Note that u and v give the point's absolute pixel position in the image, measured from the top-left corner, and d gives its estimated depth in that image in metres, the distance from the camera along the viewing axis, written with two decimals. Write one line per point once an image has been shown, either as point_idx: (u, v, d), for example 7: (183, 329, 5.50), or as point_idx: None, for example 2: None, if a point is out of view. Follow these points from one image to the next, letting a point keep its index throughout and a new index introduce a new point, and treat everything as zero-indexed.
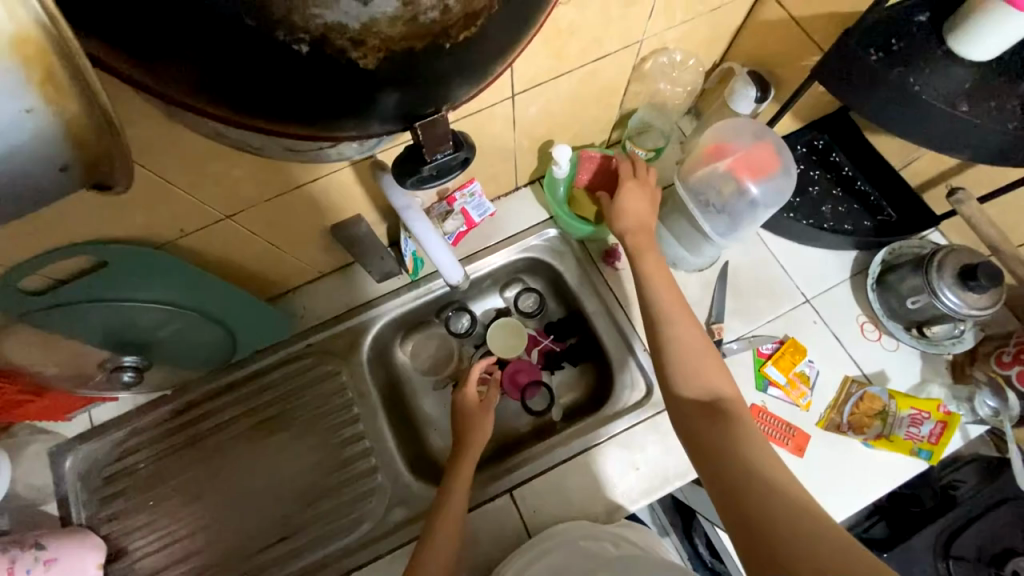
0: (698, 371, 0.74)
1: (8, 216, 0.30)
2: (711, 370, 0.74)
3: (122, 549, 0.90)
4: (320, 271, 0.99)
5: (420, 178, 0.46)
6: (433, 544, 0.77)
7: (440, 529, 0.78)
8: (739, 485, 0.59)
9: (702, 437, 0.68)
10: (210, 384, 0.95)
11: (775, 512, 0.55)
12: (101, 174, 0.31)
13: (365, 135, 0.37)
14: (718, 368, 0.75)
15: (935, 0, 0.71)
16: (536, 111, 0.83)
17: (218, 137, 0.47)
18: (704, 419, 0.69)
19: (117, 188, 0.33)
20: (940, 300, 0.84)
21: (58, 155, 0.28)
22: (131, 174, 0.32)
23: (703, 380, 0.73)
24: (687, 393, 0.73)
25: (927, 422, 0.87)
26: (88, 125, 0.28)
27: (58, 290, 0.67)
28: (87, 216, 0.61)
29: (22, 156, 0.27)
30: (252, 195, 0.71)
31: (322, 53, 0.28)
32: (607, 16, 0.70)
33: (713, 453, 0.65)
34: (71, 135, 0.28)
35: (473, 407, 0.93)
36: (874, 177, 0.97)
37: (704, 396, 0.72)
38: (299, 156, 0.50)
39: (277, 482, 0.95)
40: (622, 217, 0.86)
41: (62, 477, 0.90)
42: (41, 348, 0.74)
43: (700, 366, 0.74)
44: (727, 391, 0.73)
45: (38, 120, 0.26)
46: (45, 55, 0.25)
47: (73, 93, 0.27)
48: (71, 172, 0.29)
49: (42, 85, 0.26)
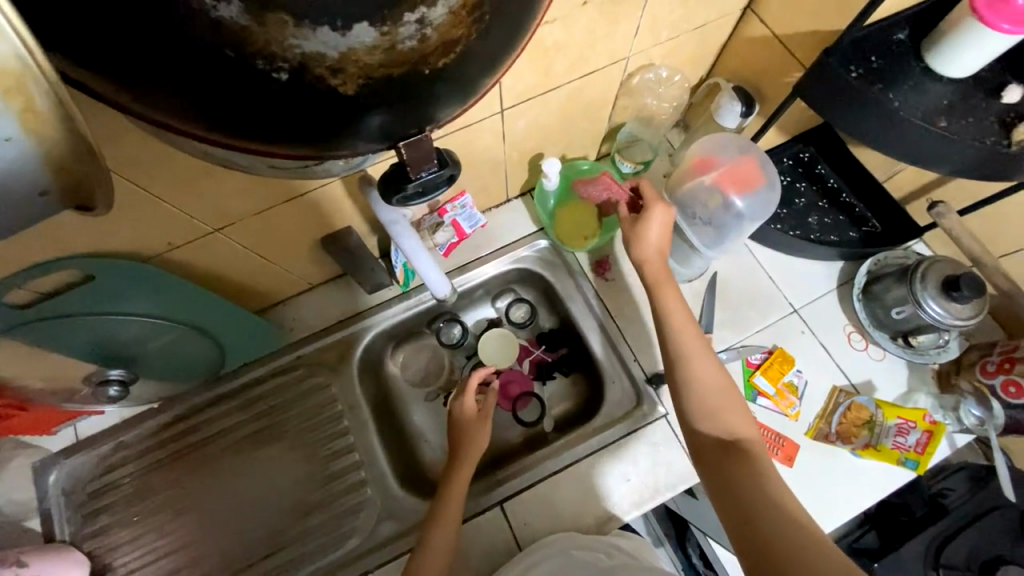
0: (716, 410, 0.73)
1: None
2: (728, 408, 0.73)
3: (107, 566, 0.89)
4: (310, 282, 0.99)
5: (406, 196, 0.46)
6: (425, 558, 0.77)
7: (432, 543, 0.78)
8: (755, 528, 0.60)
9: (720, 477, 0.67)
10: (199, 397, 0.94)
11: (792, 557, 0.55)
12: (82, 197, 0.32)
13: (348, 155, 0.38)
14: (737, 405, 0.74)
15: (912, 19, 0.73)
16: (525, 125, 0.84)
17: (202, 155, 0.46)
18: (722, 457, 0.69)
19: (97, 209, 0.33)
20: (925, 310, 0.85)
21: (39, 182, 0.28)
22: (108, 197, 0.33)
23: (722, 418, 0.72)
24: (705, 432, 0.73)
25: (915, 431, 0.89)
26: (67, 150, 0.28)
27: (43, 304, 0.67)
28: (75, 232, 0.61)
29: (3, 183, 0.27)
30: (241, 209, 0.71)
31: (301, 81, 0.28)
32: (593, 34, 0.71)
33: (731, 494, 0.64)
34: (50, 160, 0.28)
35: (471, 417, 0.91)
36: (859, 189, 0.99)
37: (722, 434, 0.71)
38: (285, 172, 0.50)
39: (265, 496, 0.94)
40: (642, 245, 0.83)
41: (45, 493, 0.89)
42: (25, 362, 0.73)
43: (719, 404, 0.73)
44: (745, 427, 0.72)
45: (18, 148, 0.26)
46: (24, 84, 0.25)
47: (52, 119, 0.27)
48: (54, 198, 0.30)
49: (21, 115, 0.26)
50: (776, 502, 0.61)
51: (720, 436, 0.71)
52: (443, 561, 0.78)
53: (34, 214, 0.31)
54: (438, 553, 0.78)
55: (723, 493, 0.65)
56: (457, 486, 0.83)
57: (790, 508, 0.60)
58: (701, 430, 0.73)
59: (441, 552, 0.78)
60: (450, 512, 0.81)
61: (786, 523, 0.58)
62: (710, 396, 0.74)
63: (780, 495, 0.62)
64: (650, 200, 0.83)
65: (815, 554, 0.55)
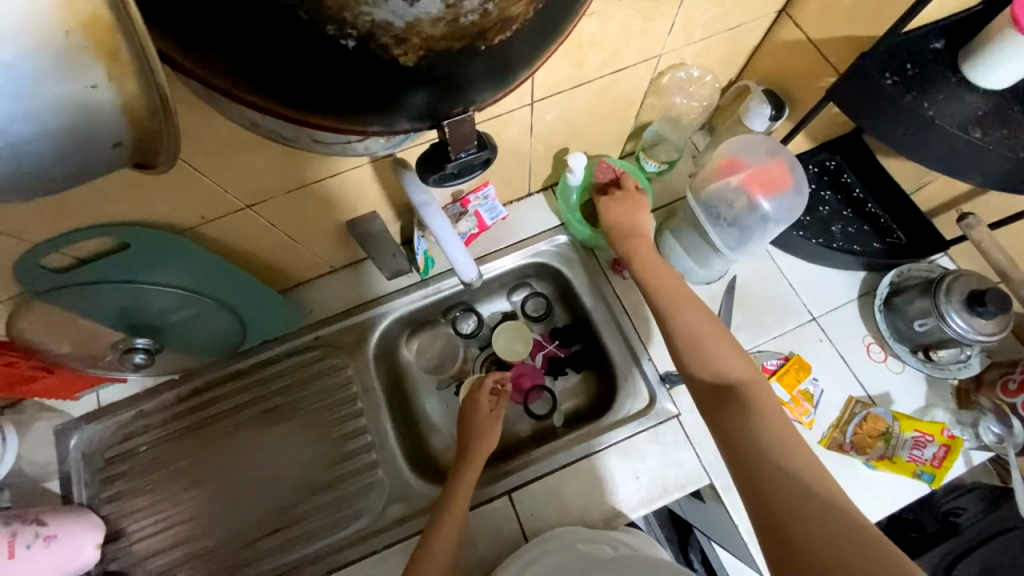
0: (711, 356, 0.74)
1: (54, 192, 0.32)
2: (721, 353, 0.74)
3: (120, 531, 0.91)
4: (331, 266, 1.00)
5: (443, 175, 0.47)
6: (436, 538, 0.79)
7: (444, 525, 0.79)
8: (752, 469, 0.60)
9: (718, 420, 0.68)
10: (218, 370, 0.96)
11: (789, 498, 0.56)
12: (147, 153, 0.33)
13: (392, 132, 0.39)
14: (731, 350, 0.75)
15: (952, 28, 0.72)
16: (554, 117, 0.84)
17: (251, 126, 0.48)
18: (716, 401, 0.69)
19: (158, 167, 0.35)
20: (948, 324, 0.84)
21: (113, 131, 0.30)
22: (173, 157, 0.34)
23: (712, 361, 0.73)
24: (702, 374, 0.73)
25: (931, 445, 0.87)
26: (142, 103, 0.30)
27: (79, 269, 0.69)
28: (117, 197, 0.63)
29: (78, 132, 0.29)
30: (272, 187, 0.72)
31: (367, 49, 0.29)
32: (628, 29, 0.71)
33: (727, 435, 0.65)
34: (126, 112, 0.30)
35: (484, 416, 0.92)
36: (886, 200, 0.98)
37: (715, 378, 0.72)
38: (326, 147, 0.51)
39: (277, 472, 0.95)
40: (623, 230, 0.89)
41: (66, 456, 0.91)
42: (57, 324, 0.75)
43: (709, 349, 0.75)
44: (741, 371, 0.72)
45: (101, 96, 0.28)
46: (112, 30, 0.27)
47: (133, 71, 0.29)
48: (125, 149, 0.32)
49: (108, 62, 0.28)
50: (771, 443, 0.61)
51: (715, 379, 0.72)
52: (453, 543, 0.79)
53: (102, 166, 0.32)
54: (447, 535, 0.79)
55: (720, 434, 0.66)
56: (470, 471, 0.85)
57: (787, 449, 0.60)
58: (696, 376, 0.74)
59: (451, 533, 0.79)
60: (460, 497, 0.82)
61: (781, 460, 0.59)
62: (701, 342, 0.75)
63: (776, 436, 0.62)
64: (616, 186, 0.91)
65: (813, 497, 0.55)
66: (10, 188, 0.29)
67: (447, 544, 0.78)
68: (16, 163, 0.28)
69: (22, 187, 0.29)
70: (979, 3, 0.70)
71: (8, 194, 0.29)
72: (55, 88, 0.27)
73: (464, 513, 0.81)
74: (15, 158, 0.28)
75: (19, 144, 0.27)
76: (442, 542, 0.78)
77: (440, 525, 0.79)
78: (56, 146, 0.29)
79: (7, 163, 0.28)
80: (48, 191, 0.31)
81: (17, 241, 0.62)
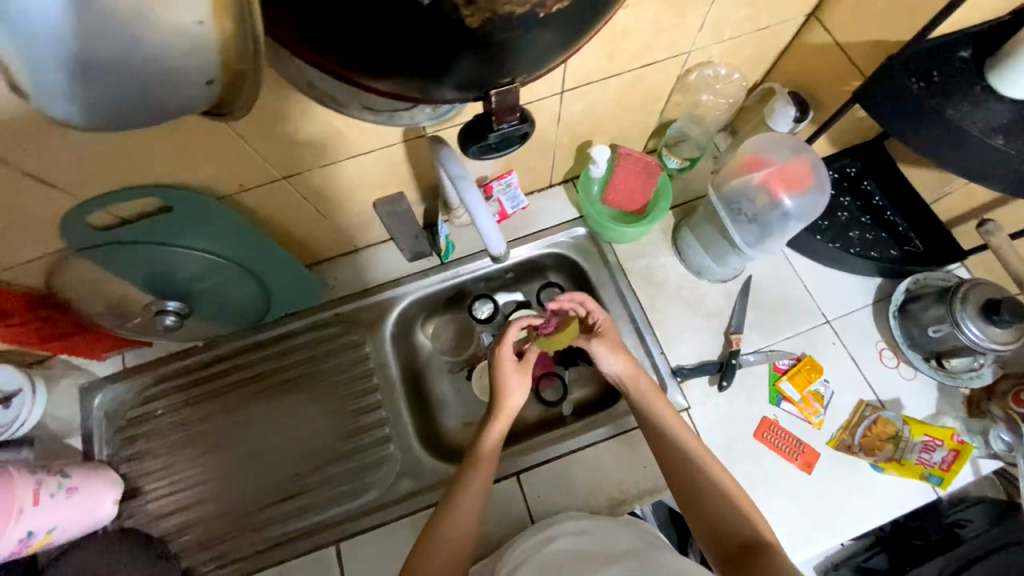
0: (733, 514, 0.73)
1: (139, 123, 0.34)
2: (743, 507, 0.74)
3: (137, 490, 0.93)
4: (355, 245, 1.03)
5: (484, 147, 0.50)
6: (456, 500, 0.77)
7: (470, 481, 0.78)
8: None
9: None
10: (242, 339, 0.99)
11: None
12: (232, 96, 0.37)
13: (438, 102, 0.42)
14: (751, 506, 0.75)
15: (979, 37, 0.73)
16: (581, 109, 0.86)
17: (311, 89, 0.52)
18: (742, 562, 0.69)
19: (237, 110, 0.38)
20: (963, 331, 0.85)
21: (206, 70, 0.33)
22: (250, 103, 0.37)
23: (736, 520, 0.73)
24: (724, 533, 0.73)
25: (940, 450, 0.88)
26: (235, 47, 0.33)
27: (121, 228, 0.72)
28: (163, 161, 0.65)
29: (178, 66, 0.32)
30: (309, 160, 0.75)
31: (438, 9, 0.33)
32: (660, 25, 0.73)
33: None
34: (222, 52, 0.33)
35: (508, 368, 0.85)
36: (904, 208, 0.99)
37: (742, 539, 0.71)
38: (375, 114, 0.54)
39: (291, 442, 0.97)
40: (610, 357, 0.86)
41: (89, 414, 0.95)
42: (94, 282, 0.79)
43: (730, 507, 0.74)
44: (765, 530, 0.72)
45: (205, 32, 0.31)
46: None
47: (231, 14, 0.32)
48: (215, 88, 0.35)
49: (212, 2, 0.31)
50: None
51: (739, 539, 0.71)
52: (474, 507, 0.77)
53: (189, 103, 0.34)
54: (466, 504, 0.77)
55: None
56: (498, 420, 0.83)
57: None
58: (718, 532, 0.73)
59: (472, 499, 0.77)
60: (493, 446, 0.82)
61: None
62: (722, 495, 0.75)
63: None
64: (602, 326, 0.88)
65: None
66: (111, 112, 0.32)
67: (464, 512, 0.76)
68: (126, 86, 0.31)
69: (123, 116, 0.33)
70: (1007, 13, 0.71)
71: (109, 118, 0.32)
72: (169, 20, 0.30)
73: (487, 473, 0.80)
74: (130, 84, 0.31)
75: (133, 68, 0.30)
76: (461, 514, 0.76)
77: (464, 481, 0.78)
78: (156, 75, 0.31)
79: (115, 91, 0.31)
80: (140, 120, 0.34)
81: (67, 196, 0.66)
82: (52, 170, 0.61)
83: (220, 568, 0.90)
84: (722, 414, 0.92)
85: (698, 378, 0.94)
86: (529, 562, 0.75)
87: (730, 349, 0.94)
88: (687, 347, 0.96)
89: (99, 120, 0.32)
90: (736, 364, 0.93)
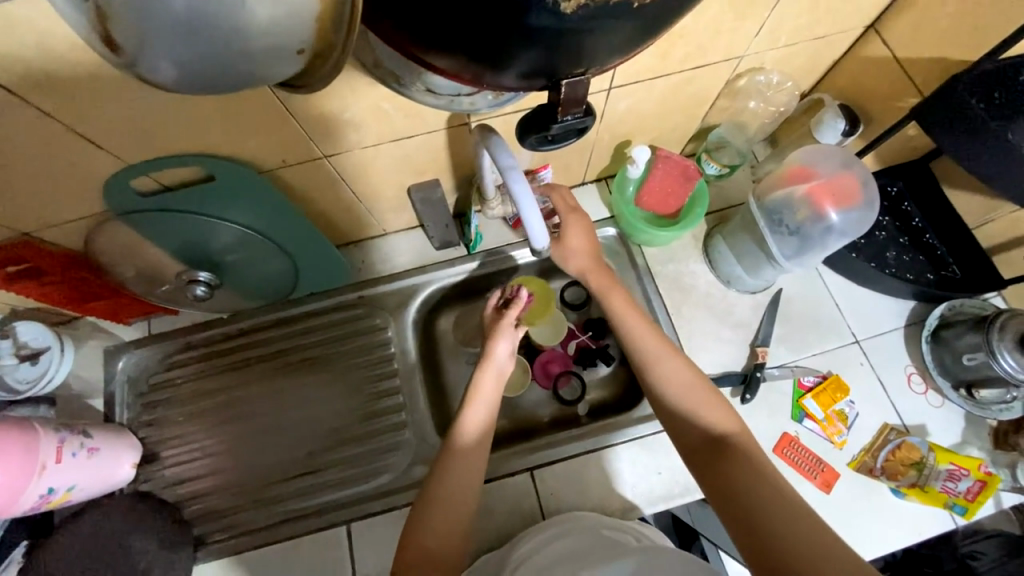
0: (697, 408, 0.70)
1: (237, 85, 0.39)
2: (705, 399, 0.70)
3: (155, 455, 0.95)
4: (384, 229, 1.03)
5: (542, 138, 0.50)
6: (460, 476, 0.73)
7: (468, 467, 0.74)
8: (750, 523, 0.58)
9: (711, 475, 0.65)
10: (267, 314, 1.00)
11: (794, 551, 0.54)
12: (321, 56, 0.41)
13: (499, 88, 0.42)
14: (713, 395, 0.71)
15: None
16: (626, 107, 0.85)
17: (374, 68, 0.58)
18: (705, 454, 0.67)
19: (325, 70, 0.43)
20: (997, 362, 0.83)
21: (301, 37, 0.38)
22: (338, 65, 0.42)
23: (698, 413, 0.70)
24: (690, 427, 0.70)
25: (966, 479, 0.86)
26: (331, 17, 0.38)
27: (162, 194, 0.73)
28: (211, 130, 0.65)
29: (283, 35, 0.37)
30: (351, 141, 0.75)
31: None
32: (718, 25, 0.72)
33: (723, 488, 0.63)
34: (319, 20, 0.37)
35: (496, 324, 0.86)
36: (945, 232, 0.96)
37: (706, 431, 0.68)
38: (437, 98, 0.59)
39: (308, 421, 0.98)
40: (571, 256, 0.84)
41: (113, 376, 0.96)
42: (129, 247, 0.80)
43: (693, 401, 0.71)
44: (730, 420, 0.69)
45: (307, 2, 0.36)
46: None
47: None
48: (304, 57, 0.40)
49: None
50: (764, 496, 0.59)
51: (701, 432, 0.69)
52: (472, 481, 0.73)
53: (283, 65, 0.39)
54: (475, 483, 0.74)
55: (715, 488, 0.63)
56: (488, 373, 0.81)
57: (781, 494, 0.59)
58: (681, 426, 0.71)
59: (471, 471, 0.74)
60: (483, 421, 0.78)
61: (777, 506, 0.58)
62: (682, 389, 0.72)
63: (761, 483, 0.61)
64: (563, 212, 0.83)
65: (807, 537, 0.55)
66: (220, 74, 0.37)
67: (467, 489, 0.73)
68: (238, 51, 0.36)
69: (225, 77, 0.37)
70: None
71: (213, 83, 0.38)
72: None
73: (481, 452, 0.75)
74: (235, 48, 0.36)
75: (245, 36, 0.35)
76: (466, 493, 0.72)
77: (464, 456, 0.74)
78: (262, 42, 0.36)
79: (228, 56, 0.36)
80: (239, 82, 0.39)
81: (114, 157, 0.66)
82: (105, 131, 0.62)
83: (230, 539, 0.90)
84: None
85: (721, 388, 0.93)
86: (543, 550, 0.75)
87: (756, 362, 0.93)
88: (711, 357, 0.95)
89: (204, 82, 0.37)
90: (760, 377, 0.92)
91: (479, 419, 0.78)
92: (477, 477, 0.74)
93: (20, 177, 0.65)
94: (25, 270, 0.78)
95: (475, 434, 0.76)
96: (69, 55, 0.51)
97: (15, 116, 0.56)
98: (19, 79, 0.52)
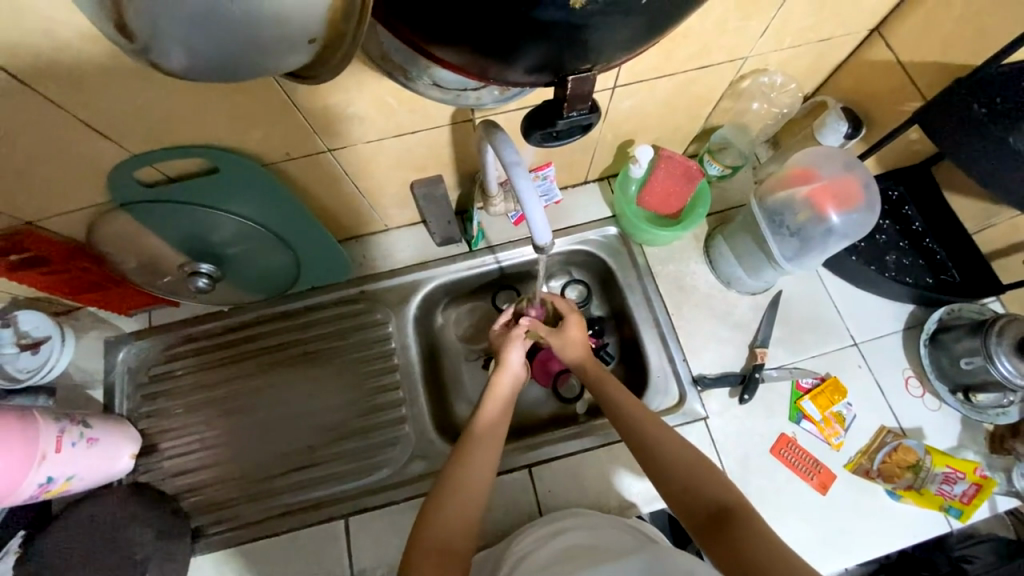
0: (700, 479, 0.70)
1: (248, 72, 0.40)
2: (706, 473, 0.70)
3: (154, 446, 0.95)
4: (386, 224, 1.04)
5: (546, 135, 0.50)
6: (466, 469, 0.74)
7: (482, 454, 0.76)
8: None
9: (719, 547, 0.63)
10: (268, 308, 1.00)
11: None
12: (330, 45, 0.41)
13: (505, 84, 0.42)
14: (713, 468, 0.71)
15: None
16: (629, 106, 0.85)
17: (382, 60, 0.58)
18: (711, 523, 0.66)
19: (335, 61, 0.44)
20: (995, 366, 0.84)
21: (312, 29, 0.39)
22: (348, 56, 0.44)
23: (700, 486, 0.69)
24: (694, 498, 0.69)
25: (961, 482, 0.87)
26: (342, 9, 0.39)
27: (167, 186, 0.73)
28: (217, 122, 0.66)
29: (295, 25, 0.38)
30: (355, 134, 0.75)
31: None
32: (723, 25, 0.72)
33: (732, 559, 0.61)
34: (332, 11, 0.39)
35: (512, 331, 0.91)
36: (945, 237, 0.97)
37: (709, 503, 0.67)
38: (444, 93, 0.60)
39: (307, 415, 0.98)
40: (569, 347, 0.88)
41: (112, 367, 0.96)
42: (131, 237, 0.80)
43: (694, 475, 0.70)
44: (731, 490, 0.68)
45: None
46: None
47: None
48: (314, 46, 0.41)
49: None
50: (775, 566, 0.58)
51: (705, 503, 0.68)
52: (483, 482, 0.74)
53: (292, 51, 0.40)
54: (478, 479, 0.74)
55: (726, 562, 0.61)
56: (505, 377, 0.86)
57: (789, 563, 0.58)
58: (685, 499, 0.69)
59: (486, 464, 0.76)
60: (497, 415, 0.82)
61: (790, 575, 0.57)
62: (682, 463, 0.72)
63: (770, 552, 0.60)
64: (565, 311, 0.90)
65: None
66: (230, 60, 0.38)
67: (477, 485, 0.73)
68: (248, 38, 0.37)
69: (234, 63, 0.39)
70: None
71: (221, 69, 0.39)
72: None
73: (495, 446, 0.78)
74: (246, 35, 0.37)
75: (256, 23, 0.37)
76: (473, 486, 0.73)
77: (475, 454, 0.76)
78: (272, 31, 0.37)
79: (240, 41, 0.37)
80: (248, 69, 0.40)
81: (119, 148, 0.66)
82: (110, 121, 0.62)
83: (229, 530, 0.90)
84: (738, 426, 0.92)
85: (719, 388, 0.93)
86: (542, 549, 0.74)
87: (755, 362, 0.93)
88: (710, 356, 0.96)
89: (214, 64, 0.38)
90: (758, 378, 0.92)
91: (494, 414, 0.83)
92: (491, 469, 0.76)
93: (24, 165, 0.65)
94: (29, 258, 0.78)
95: (489, 423, 0.81)
96: (77, 45, 0.51)
97: (21, 104, 0.56)
98: (26, 66, 0.52)
